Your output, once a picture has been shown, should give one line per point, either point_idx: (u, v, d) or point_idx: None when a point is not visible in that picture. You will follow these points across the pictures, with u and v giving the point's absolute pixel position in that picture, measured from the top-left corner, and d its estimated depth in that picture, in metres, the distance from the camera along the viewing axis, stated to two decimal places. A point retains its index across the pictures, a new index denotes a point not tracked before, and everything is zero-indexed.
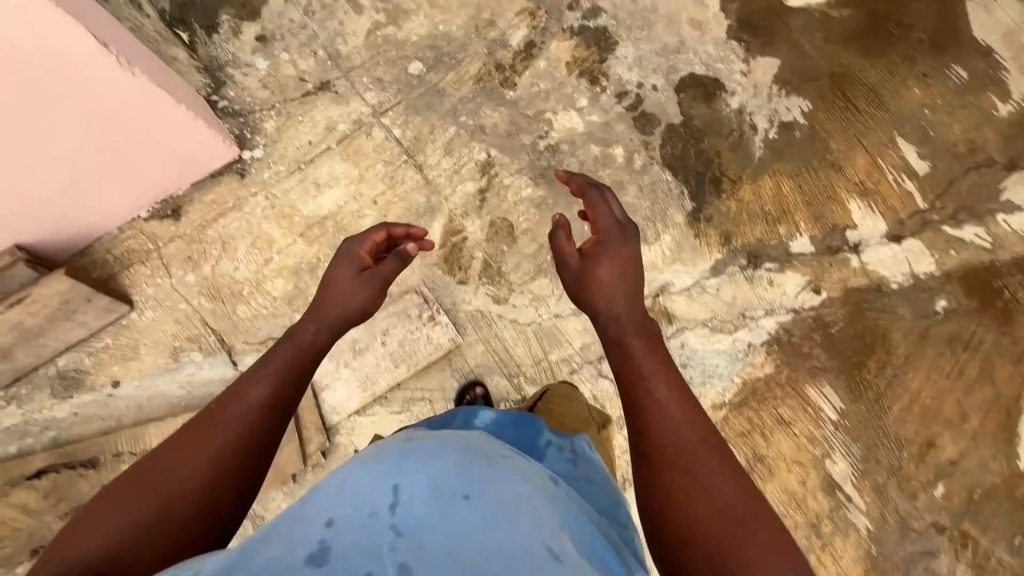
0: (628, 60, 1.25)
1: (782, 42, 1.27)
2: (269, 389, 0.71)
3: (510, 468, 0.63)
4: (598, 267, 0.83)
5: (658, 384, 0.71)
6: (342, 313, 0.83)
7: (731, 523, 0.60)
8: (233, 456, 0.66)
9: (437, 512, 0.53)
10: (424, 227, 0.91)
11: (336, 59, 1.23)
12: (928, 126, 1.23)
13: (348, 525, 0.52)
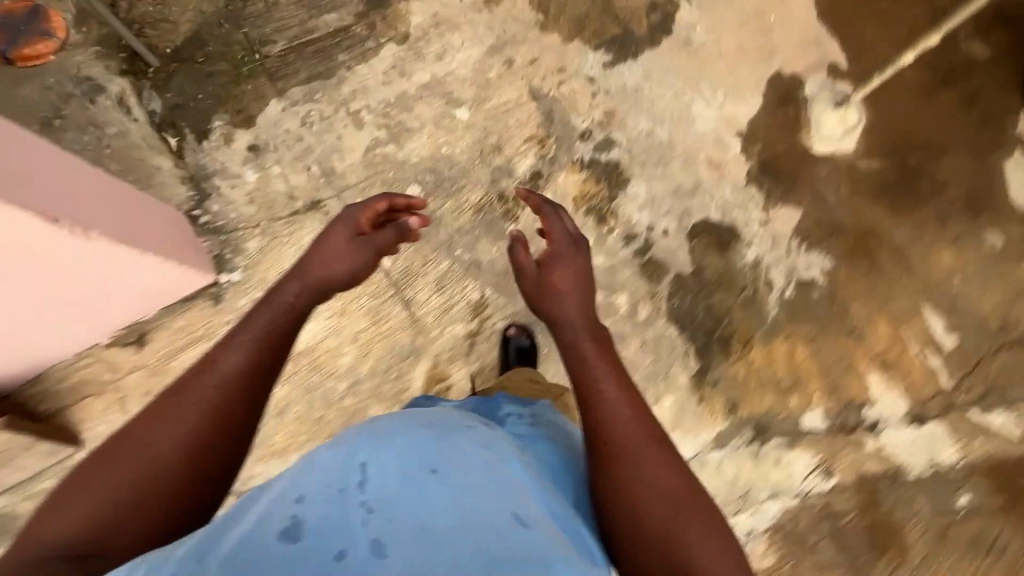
0: (639, 198, 1.17)
1: (806, 189, 1.19)
2: (246, 357, 0.64)
3: (475, 441, 0.61)
4: (557, 271, 0.74)
5: (608, 381, 0.66)
6: (326, 278, 0.72)
7: (677, 513, 0.59)
8: (215, 429, 0.61)
9: (404, 491, 0.51)
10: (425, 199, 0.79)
11: (330, 176, 1.17)
12: (958, 296, 1.15)
13: (317, 500, 0.50)
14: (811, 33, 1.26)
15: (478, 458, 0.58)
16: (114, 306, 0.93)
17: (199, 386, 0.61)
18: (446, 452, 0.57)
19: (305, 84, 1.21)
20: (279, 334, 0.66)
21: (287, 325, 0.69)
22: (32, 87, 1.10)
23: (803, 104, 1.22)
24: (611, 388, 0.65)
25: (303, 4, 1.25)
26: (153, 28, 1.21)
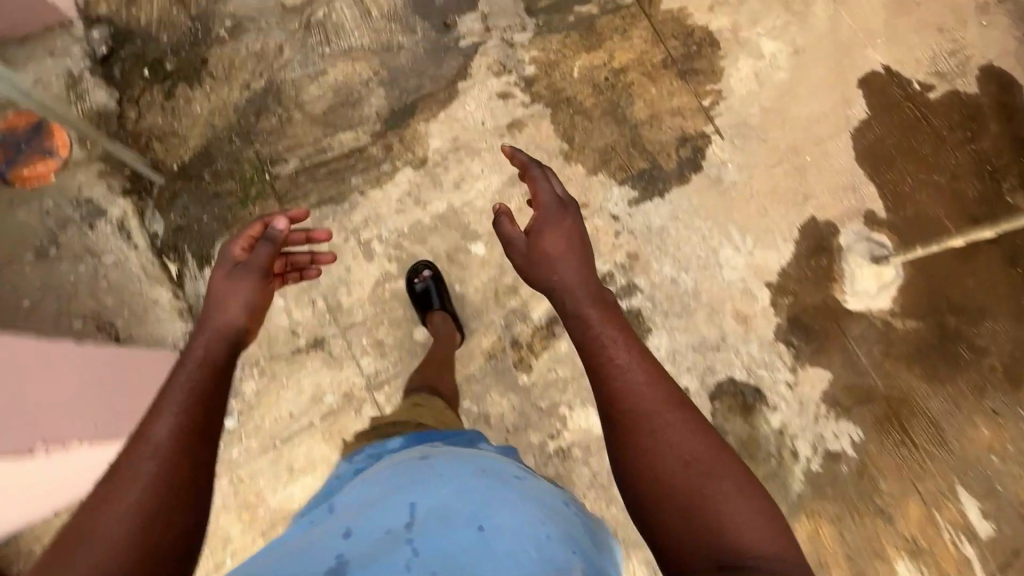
0: (659, 351, 1.12)
1: (838, 349, 1.12)
2: (176, 420, 0.56)
3: (512, 492, 0.61)
4: (542, 239, 0.79)
5: (618, 348, 0.67)
6: (221, 323, 0.68)
7: (704, 480, 0.57)
8: (172, 484, 0.53)
9: (443, 528, 0.54)
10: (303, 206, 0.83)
11: (335, 312, 1.10)
12: (998, 477, 1.07)
13: (364, 537, 0.54)
14: (847, 178, 1.20)
15: (520, 511, 0.57)
16: (79, 489, 0.87)
17: (133, 465, 0.53)
18: (491, 507, 0.57)
19: (316, 208, 1.16)
20: (207, 377, 0.62)
21: (209, 380, 0.62)
22: (29, 213, 1.05)
23: (838, 254, 1.16)
24: (622, 355, 0.65)
25: (318, 122, 1.20)
26: (161, 142, 1.16)
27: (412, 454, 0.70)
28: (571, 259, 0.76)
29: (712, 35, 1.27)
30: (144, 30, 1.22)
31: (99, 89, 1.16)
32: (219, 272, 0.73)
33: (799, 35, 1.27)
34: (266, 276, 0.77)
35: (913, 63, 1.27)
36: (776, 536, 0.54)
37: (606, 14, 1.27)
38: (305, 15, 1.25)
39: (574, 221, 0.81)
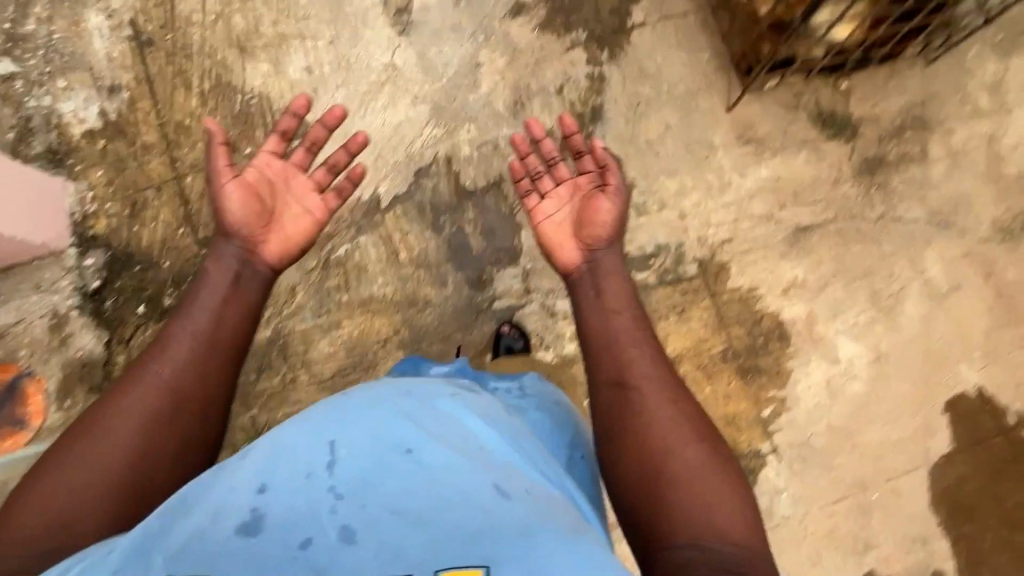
0: None
1: None
2: (182, 331, 0.74)
3: (457, 424, 0.61)
4: (597, 202, 0.93)
5: (648, 364, 0.77)
6: (243, 225, 0.85)
7: (688, 456, 0.67)
8: (169, 386, 0.70)
9: (378, 468, 0.54)
10: (301, 95, 0.95)
11: None
12: None
13: (281, 491, 0.52)
14: (917, 527, 1.05)
15: (453, 426, 0.60)
16: None
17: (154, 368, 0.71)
18: (418, 428, 0.58)
19: None
20: (221, 304, 0.79)
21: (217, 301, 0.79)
22: None
23: None
24: (647, 365, 0.77)
25: (325, 385, 1.07)
26: None
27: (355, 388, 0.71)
28: (613, 260, 0.91)
29: (783, 326, 1.11)
30: (145, 253, 1.09)
31: (87, 330, 1.03)
32: (224, 185, 0.85)
33: (883, 337, 1.11)
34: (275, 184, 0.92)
35: (1013, 387, 1.10)
36: (752, 529, 0.62)
37: (665, 285, 1.12)
38: (324, 251, 1.11)
39: (611, 204, 0.94)
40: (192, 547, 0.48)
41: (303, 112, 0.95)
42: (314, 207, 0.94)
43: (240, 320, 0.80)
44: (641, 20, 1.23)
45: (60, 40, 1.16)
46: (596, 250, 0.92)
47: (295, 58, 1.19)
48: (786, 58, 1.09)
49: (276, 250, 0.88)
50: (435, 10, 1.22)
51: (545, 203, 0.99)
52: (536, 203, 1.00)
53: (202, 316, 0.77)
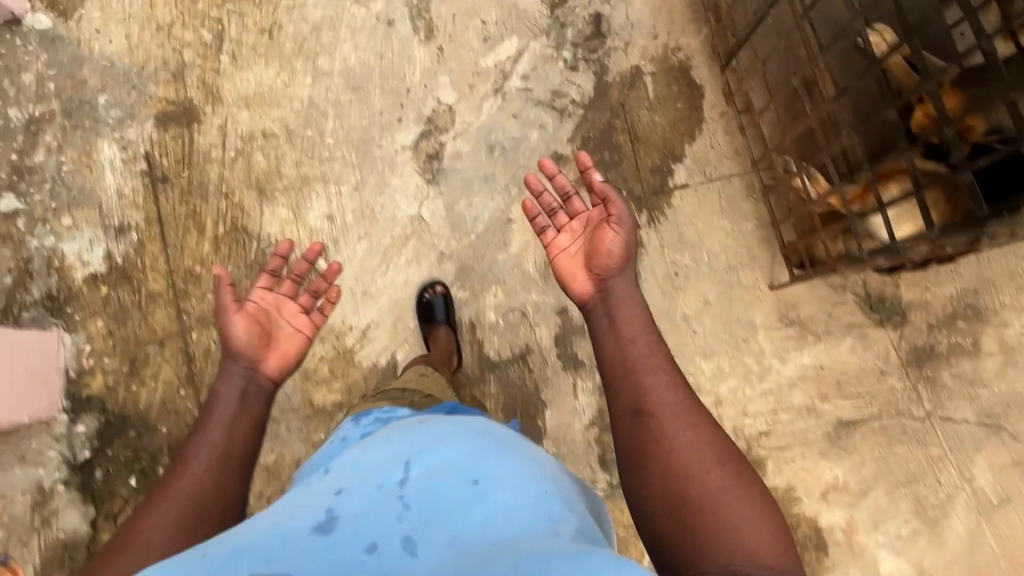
0: None
1: None
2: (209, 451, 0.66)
3: (512, 455, 0.61)
4: (602, 232, 0.79)
5: (668, 387, 0.68)
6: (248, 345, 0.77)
7: (717, 483, 0.59)
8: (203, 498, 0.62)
9: (445, 493, 0.54)
10: (285, 240, 0.85)
11: None
12: None
13: (359, 496, 0.54)
14: None
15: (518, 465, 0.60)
16: None
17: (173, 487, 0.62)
18: (486, 460, 0.59)
19: None
20: (243, 413, 0.72)
21: (239, 414, 0.72)
22: None
23: None
24: (659, 380, 0.68)
25: None
26: None
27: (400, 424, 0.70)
28: (624, 278, 0.77)
29: (820, 533, 1.04)
30: (141, 417, 1.01)
31: (73, 507, 0.96)
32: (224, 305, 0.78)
33: (926, 553, 1.03)
34: (277, 311, 0.84)
35: None
36: (787, 559, 0.54)
37: None
38: (333, 421, 1.04)
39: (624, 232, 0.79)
40: (278, 533, 0.50)
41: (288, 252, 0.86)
42: (298, 330, 0.84)
43: (254, 430, 0.72)
44: (683, 181, 1.17)
45: (69, 173, 1.09)
46: (608, 278, 0.77)
47: (316, 204, 1.12)
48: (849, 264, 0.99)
49: (277, 365, 0.78)
50: (467, 158, 1.16)
51: (559, 237, 0.85)
52: (546, 231, 0.86)
53: (217, 429, 0.69)
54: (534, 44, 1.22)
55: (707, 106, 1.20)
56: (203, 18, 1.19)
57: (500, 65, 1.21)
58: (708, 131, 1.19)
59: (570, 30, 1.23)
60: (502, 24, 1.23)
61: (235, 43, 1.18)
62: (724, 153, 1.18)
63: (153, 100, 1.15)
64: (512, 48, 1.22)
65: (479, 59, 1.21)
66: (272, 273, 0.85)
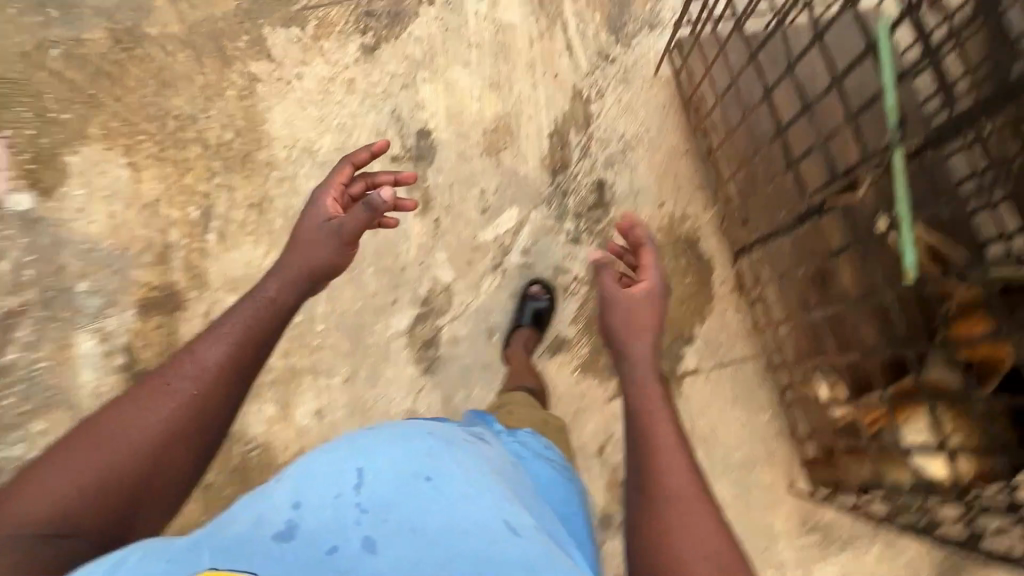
0: None
1: None
2: (224, 351, 0.65)
3: (460, 452, 0.62)
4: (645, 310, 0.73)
5: (664, 428, 0.64)
6: (308, 267, 0.76)
7: (702, 522, 0.56)
8: (195, 409, 0.61)
9: (399, 493, 0.54)
10: (385, 138, 0.80)
11: None
12: None
13: (316, 508, 0.52)
14: None
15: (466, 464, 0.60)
16: None
17: (173, 383, 0.61)
18: (437, 457, 0.59)
19: None
20: (264, 325, 0.69)
21: (265, 322, 0.70)
22: None
23: None
24: (664, 436, 0.62)
25: None
26: None
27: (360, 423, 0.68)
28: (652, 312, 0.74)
29: None
30: None
31: None
32: (319, 223, 0.77)
33: None
34: (347, 239, 0.78)
35: None
36: None
37: None
38: None
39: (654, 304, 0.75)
40: (236, 544, 0.49)
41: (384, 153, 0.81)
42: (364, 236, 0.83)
43: (271, 342, 0.70)
44: (693, 365, 1.10)
45: (44, 372, 1.04)
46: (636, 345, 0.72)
47: (306, 400, 1.06)
48: (872, 481, 0.91)
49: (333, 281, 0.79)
50: (465, 344, 1.11)
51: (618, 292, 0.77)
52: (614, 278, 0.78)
53: (237, 325, 0.68)
54: (535, 214, 1.17)
55: (717, 281, 1.13)
56: (189, 193, 1.15)
57: (499, 239, 1.16)
58: (718, 310, 1.12)
59: (572, 198, 1.19)
60: (501, 193, 1.18)
61: (223, 220, 1.14)
62: (737, 334, 1.11)
63: (134, 285, 1.09)
64: (512, 220, 1.17)
65: (478, 233, 1.16)
66: (356, 168, 0.83)
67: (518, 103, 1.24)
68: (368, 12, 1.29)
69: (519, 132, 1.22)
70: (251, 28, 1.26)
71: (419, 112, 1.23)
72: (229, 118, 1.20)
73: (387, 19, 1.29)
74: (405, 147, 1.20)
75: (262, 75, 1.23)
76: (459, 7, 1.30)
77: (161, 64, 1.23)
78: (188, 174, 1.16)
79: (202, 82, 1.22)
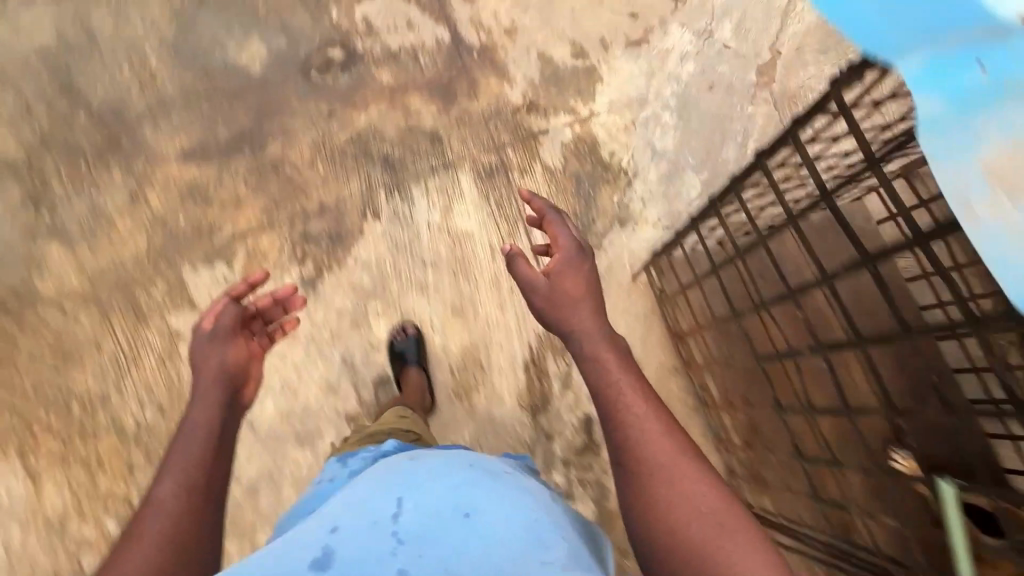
0: None
1: None
2: (178, 478, 0.55)
3: (501, 485, 0.54)
4: (568, 279, 0.69)
5: (635, 396, 0.58)
6: (219, 369, 0.64)
7: (689, 484, 0.51)
8: (175, 536, 0.52)
9: (433, 530, 0.46)
10: (260, 269, 0.70)
11: None
12: None
13: (352, 530, 0.47)
14: None
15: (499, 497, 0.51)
16: None
17: (139, 530, 0.52)
18: (464, 497, 0.50)
19: None
20: (205, 441, 0.58)
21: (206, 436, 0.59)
22: None
23: None
24: (637, 402, 0.57)
25: None
26: None
27: (378, 466, 0.61)
28: (591, 300, 0.68)
29: None
30: None
31: None
32: (205, 332, 0.66)
33: None
34: (240, 336, 0.68)
35: None
36: None
37: None
38: None
39: (584, 267, 0.70)
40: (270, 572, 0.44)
41: (262, 280, 0.71)
42: (257, 341, 0.72)
43: (228, 441, 0.60)
44: None
45: None
46: (572, 319, 0.66)
47: None
48: None
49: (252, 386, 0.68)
50: None
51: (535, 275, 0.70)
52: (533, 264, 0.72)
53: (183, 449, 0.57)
54: None
55: None
56: (106, 498, 0.97)
57: None
58: None
59: (558, 442, 1.05)
60: (477, 445, 1.05)
61: None
62: None
63: None
64: None
65: None
66: (235, 299, 0.70)
67: (486, 329, 1.11)
68: (305, 235, 1.14)
69: (490, 366, 1.09)
70: (169, 272, 1.09)
71: (375, 354, 1.09)
72: (149, 391, 1.03)
73: (328, 241, 1.14)
74: (362, 401, 1.06)
75: (185, 331, 1.06)
76: (408, 218, 1.16)
77: (59, 331, 1.04)
78: (103, 475, 0.98)
79: (113, 350, 1.04)
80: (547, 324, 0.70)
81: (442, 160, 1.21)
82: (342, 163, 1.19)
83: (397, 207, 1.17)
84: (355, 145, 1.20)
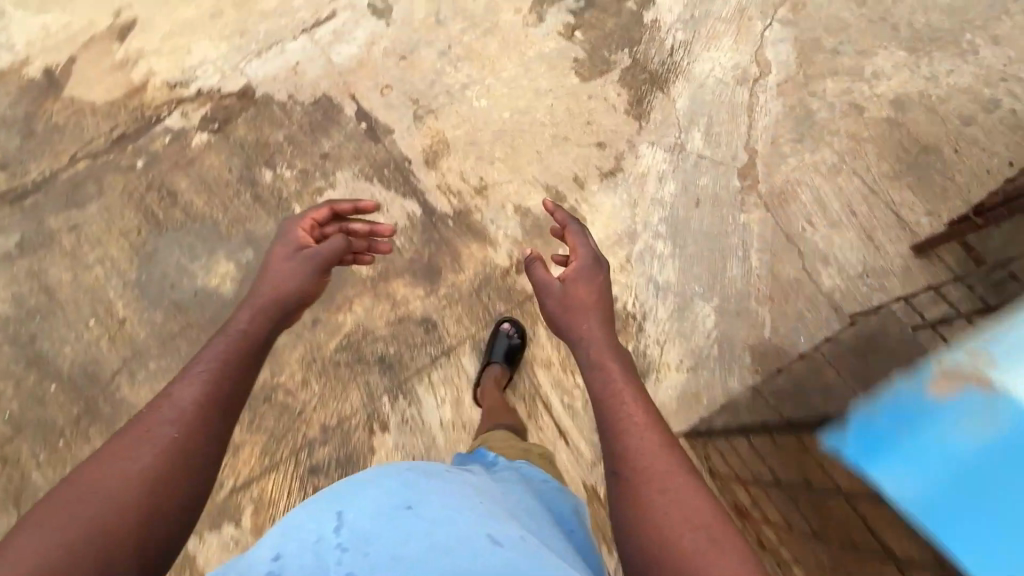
0: None
1: None
2: (204, 387, 0.56)
3: (445, 482, 0.54)
4: (579, 285, 0.73)
5: (637, 408, 0.59)
6: (276, 297, 0.71)
7: (685, 494, 0.51)
8: (186, 449, 0.52)
9: (380, 524, 0.46)
10: (371, 200, 0.85)
11: None
12: None
13: (294, 554, 0.45)
14: None
15: (448, 490, 0.52)
16: None
17: (153, 427, 0.52)
18: (414, 488, 0.51)
19: None
20: (243, 365, 0.61)
21: (241, 354, 0.62)
22: None
23: None
24: (638, 412, 0.58)
25: None
26: None
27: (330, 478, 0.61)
28: (599, 310, 0.71)
29: None
30: None
31: None
32: (286, 255, 0.76)
33: None
34: (324, 268, 0.78)
35: None
36: None
37: None
38: None
39: (599, 278, 0.75)
40: None
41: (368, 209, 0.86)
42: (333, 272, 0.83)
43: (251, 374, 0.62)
44: None
45: None
46: (584, 323, 0.69)
47: None
48: None
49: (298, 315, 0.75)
50: None
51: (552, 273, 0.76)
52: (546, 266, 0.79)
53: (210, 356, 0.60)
54: None
55: None
56: None
57: None
58: None
59: None
60: None
61: None
62: None
63: None
64: None
65: None
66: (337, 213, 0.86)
67: None
68: (312, 468, 1.05)
69: None
70: None
71: None
72: None
73: (339, 470, 1.06)
74: None
75: None
76: (419, 422, 1.09)
77: None
78: None
79: None
80: (557, 324, 0.73)
81: (441, 347, 1.14)
82: (335, 376, 1.11)
83: (405, 412, 1.09)
84: (346, 351, 1.13)
